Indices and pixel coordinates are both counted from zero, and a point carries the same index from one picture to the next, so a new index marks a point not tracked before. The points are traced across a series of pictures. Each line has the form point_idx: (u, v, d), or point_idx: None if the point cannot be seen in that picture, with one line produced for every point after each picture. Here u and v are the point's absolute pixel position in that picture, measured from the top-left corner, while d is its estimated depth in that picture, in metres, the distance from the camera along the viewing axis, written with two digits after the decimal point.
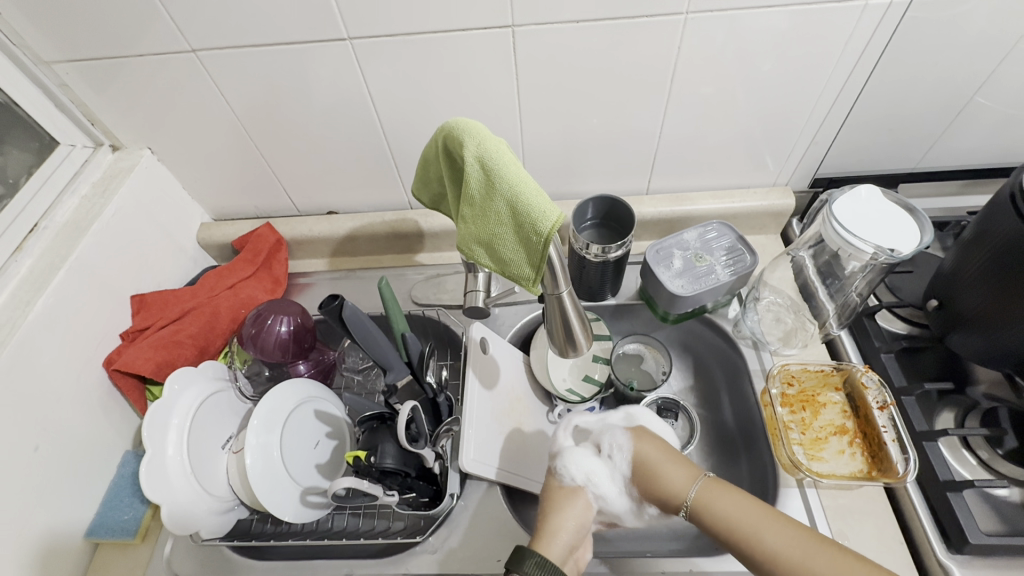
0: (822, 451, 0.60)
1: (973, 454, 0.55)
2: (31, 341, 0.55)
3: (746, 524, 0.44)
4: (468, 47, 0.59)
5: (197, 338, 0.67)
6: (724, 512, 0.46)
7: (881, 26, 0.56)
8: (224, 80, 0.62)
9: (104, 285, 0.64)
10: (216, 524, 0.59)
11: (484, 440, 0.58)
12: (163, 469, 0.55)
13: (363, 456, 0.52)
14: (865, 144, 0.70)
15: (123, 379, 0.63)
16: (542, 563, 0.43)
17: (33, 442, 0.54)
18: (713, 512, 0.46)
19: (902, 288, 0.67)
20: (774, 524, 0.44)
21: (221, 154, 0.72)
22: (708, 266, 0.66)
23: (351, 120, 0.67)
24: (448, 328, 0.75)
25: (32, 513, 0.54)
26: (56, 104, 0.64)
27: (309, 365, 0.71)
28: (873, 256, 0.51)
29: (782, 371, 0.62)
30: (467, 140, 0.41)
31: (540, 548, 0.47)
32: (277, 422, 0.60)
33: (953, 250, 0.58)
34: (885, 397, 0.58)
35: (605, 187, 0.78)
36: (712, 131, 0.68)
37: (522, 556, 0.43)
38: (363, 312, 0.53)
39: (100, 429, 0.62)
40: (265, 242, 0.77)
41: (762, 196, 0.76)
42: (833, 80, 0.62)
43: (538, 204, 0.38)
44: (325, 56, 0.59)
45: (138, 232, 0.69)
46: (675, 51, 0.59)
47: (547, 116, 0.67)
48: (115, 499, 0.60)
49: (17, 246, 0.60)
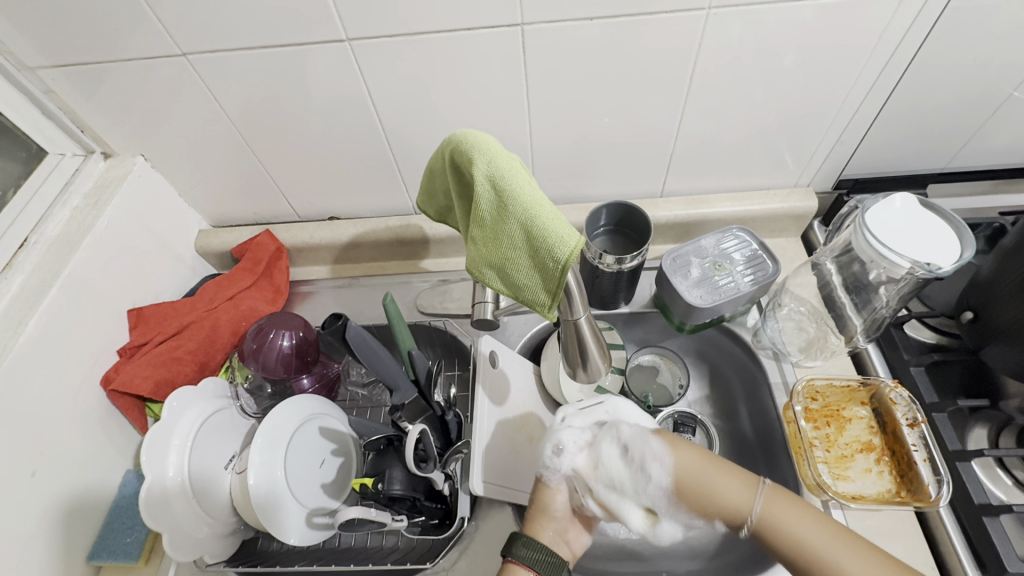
0: (847, 469, 0.57)
1: (1009, 474, 0.53)
2: (24, 362, 0.53)
3: (820, 547, 0.41)
4: (476, 48, 0.55)
5: (197, 354, 0.65)
6: (790, 529, 0.42)
7: (919, 19, 0.52)
8: (218, 83, 0.59)
9: (99, 300, 0.62)
10: (220, 546, 0.57)
11: (494, 462, 0.57)
12: (164, 495, 0.53)
13: (370, 483, 0.50)
14: (895, 142, 0.66)
15: (122, 398, 0.61)
16: (528, 542, 0.45)
17: (30, 467, 0.53)
18: (778, 531, 0.43)
19: (934, 296, 0.64)
20: (852, 550, 0.40)
21: (218, 160, 0.69)
22: (727, 275, 0.63)
23: (352, 122, 0.64)
24: (455, 339, 0.72)
25: (30, 540, 0.52)
26: (43, 111, 0.61)
27: (313, 379, 0.68)
28: (909, 270, 0.47)
29: (806, 386, 0.60)
30: (477, 157, 0.38)
31: (531, 532, 0.49)
32: (281, 441, 0.57)
33: (992, 258, 0.55)
34: (915, 415, 0.55)
35: (617, 191, 0.75)
36: (731, 131, 0.65)
37: (512, 537, 0.46)
38: (368, 331, 0.51)
39: (99, 451, 0.60)
40: (265, 250, 0.74)
41: (783, 198, 0.72)
42: (864, 77, 0.58)
43: (555, 228, 0.35)
44: (323, 58, 0.56)
45: (133, 242, 0.66)
46: (696, 48, 0.55)
47: (557, 117, 0.63)
48: (116, 522, 0.59)
49: (7, 261, 0.58)
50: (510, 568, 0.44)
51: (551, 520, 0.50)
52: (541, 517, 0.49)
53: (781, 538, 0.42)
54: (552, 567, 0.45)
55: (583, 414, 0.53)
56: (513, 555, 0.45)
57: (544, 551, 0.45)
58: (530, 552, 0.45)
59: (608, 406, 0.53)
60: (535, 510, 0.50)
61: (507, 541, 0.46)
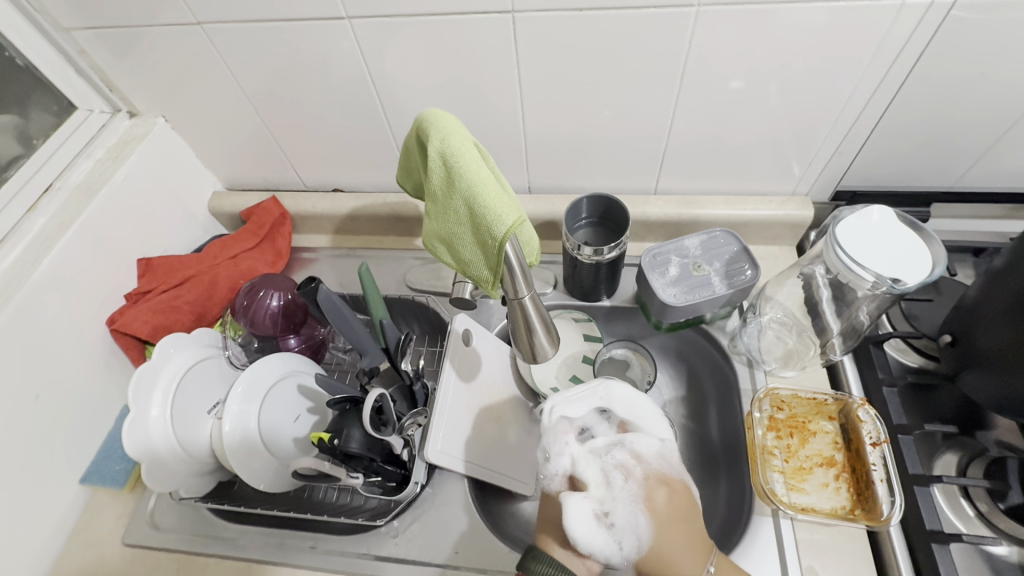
0: (804, 481, 0.57)
1: (972, 505, 0.52)
2: (37, 296, 0.58)
3: None
4: (469, 33, 0.57)
5: (195, 306, 0.69)
6: None
7: (919, 29, 0.50)
8: (230, 55, 0.63)
9: (110, 247, 0.67)
10: (195, 484, 0.61)
11: (455, 434, 0.58)
12: (146, 431, 0.57)
13: (327, 438, 0.53)
14: (898, 156, 0.64)
15: (122, 339, 0.66)
16: (546, 558, 0.42)
17: (34, 391, 0.58)
18: None
19: (920, 317, 0.62)
20: None
21: (230, 125, 0.73)
22: (705, 276, 0.63)
23: (353, 98, 0.67)
24: (437, 316, 0.74)
25: (29, 457, 0.58)
26: (75, 69, 0.66)
27: (300, 340, 0.72)
28: (874, 285, 0.46)
29: (770, 395, 0.59)
30: (433, 134, 0.40)
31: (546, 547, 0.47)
32: (258, 393, 0.62)
33: (979, 281, 0.53)
34: (879, 434, 0.53)
35: (611, 185, 0.75)
36: (725, 132, 0.64)
37: (526, 552, 0.44)
38: (338, 296, 0.53)
39: (100, 386, 0.65)
40: (269, 215, 0.78)
41: (778, 205, 0.71)
42: (863, 86, 0.57)
43: (495, 207, 0.37)
44: (324, 34, 0.59)
45: (148, 197, 0.71)
46: (687, 45, 0.55)
47: (549, 106, 0.64)
48: (109, 451, 0.64)
49: (32, 204, 0.63)
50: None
51: (565, 532, 0.48)
52: (553, 531, 0.48)
53: None
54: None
55: (574, 403, 0.54)
56: (526, 570, 0.42)
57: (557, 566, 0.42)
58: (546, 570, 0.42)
59: (602, 392, 0.55)
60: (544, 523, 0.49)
61: (521, 556, 0.44)
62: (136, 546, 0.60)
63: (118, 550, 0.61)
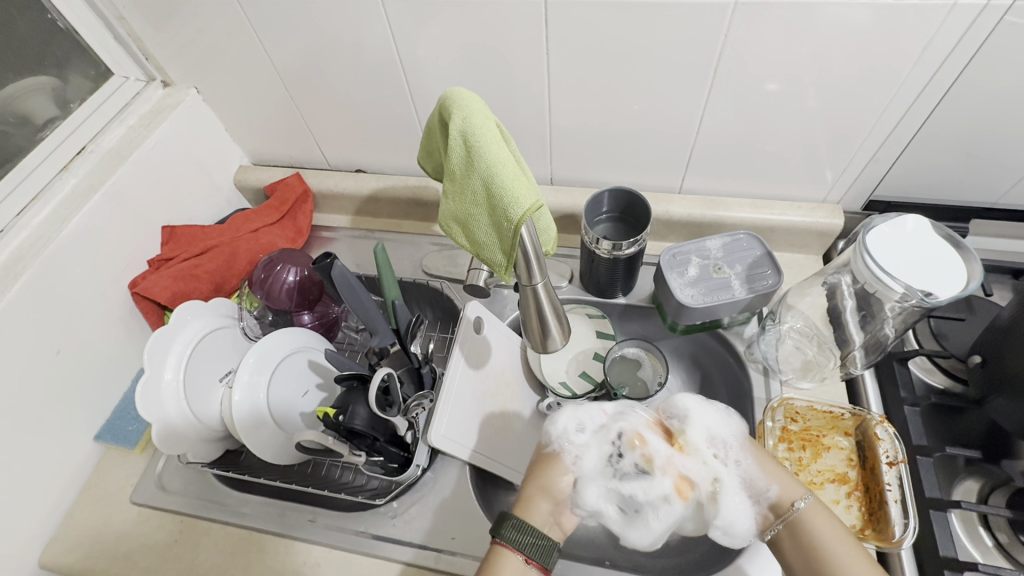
0: (813, 496, 0.55)
1: (990, 535, 0.49)
2: (65, 254, 0.60)
3: (844, 558, 0.41)
4: (499, 16, 0.56)
5: (214, 276, 0.70)
6: (828, 535, 0.43)
7: (971, 32, 0.48)
8: (261, 29, 0.63)
9: (137, 212, 0.68)
10: (202, 449, 0.62)
11: (459, 419, 0.58)
12: (159, 393, 0.58)
13: (332, 413, 0.54)
14: (939, 167, 0.61)
15: (143, 302, 0.67)
16: (520, 526, 0.42)
17: (56, 346, 0.60)
18: (813, 528, 0.43)
19: (950, 336, 0.59)
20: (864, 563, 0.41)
21: (259, 100, 0.74)
22: (725, 278, 0.61)
23: (380, 79, 0.66)
24: (450, 302, 0.74)
25: (49, 410, 0.59)
26: (114, 35, 0.68)
27: (313, 317, 0.73)
28: (903, 297, 0.45)
29: (785, 405, 0.58)
30: (455, 113, 0.39)
31: (519, 502, 0.46)
32: (269, 365, 0.63)
33: (1015, 302, 0.50)
34: (897, 454, 0.51)
35: (634, 181, 0.73)
36: (755, 132, 0.62)
37: (502, 518, 0.43)
38: (353, 273, 0.53)
39: (119, 347, 0.67)
40: (292, 191, 0.79)
41: (807, 211, 0.69)
42: (905, 91, 0.54)
43: (514, 189, 0.37)
44: (355, 12, 0.59)
45: (176, 165, 0.73)
46: (722, 40, 0.53)
47: (576, 96, 0.63)
48: (123, 411, 0.66)
49: (65, 165, 0.65)
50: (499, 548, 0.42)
51: (541, 485, 0.47)
52: (533, 485, 0.47)
53: (808, 534, 0.43)
54: (541, 547, 0.42)
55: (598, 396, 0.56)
56: (503, 538, 0.42)
57: (533, 535, 0.42)
58: (522, 537, 0.42)
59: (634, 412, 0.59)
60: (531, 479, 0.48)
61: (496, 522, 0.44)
62: (144, 505, 0.62)
63: (126, 508, 0.62)
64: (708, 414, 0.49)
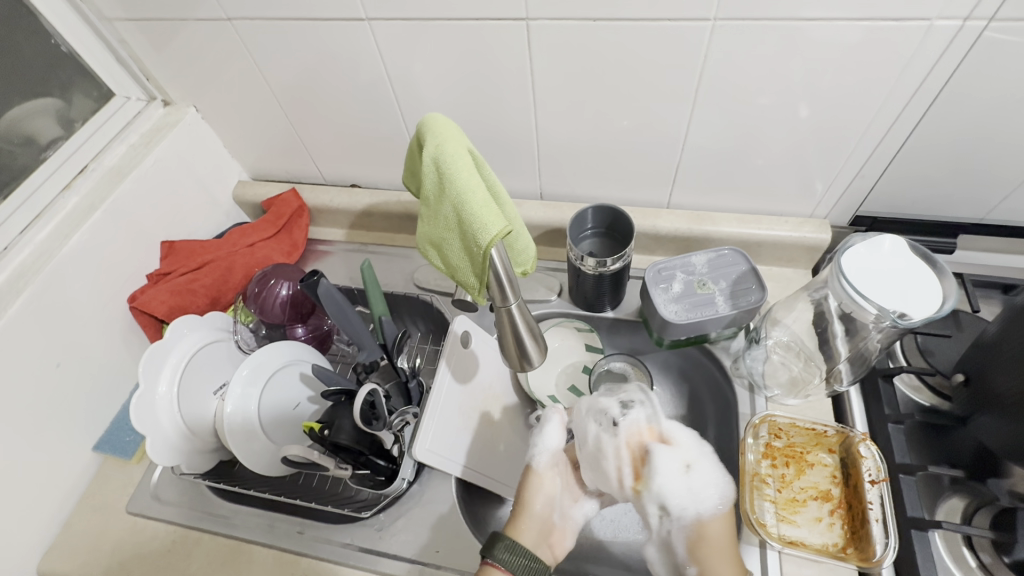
0: (796, 514, 0.55)
1: (974, 555, 0.49)
2: (66, 269, 0.62)
3: None
4: (484, 38, 0.57)
5: (210, 289, 0.72)
6: None
7: (950, 50, 0.48)
8: (257, 51, 0.65)
9: (137, 228, 0.70)
10: (196, 460, 0.63)
11: (445, 433, 0.58)
12: (153, 406, 0.60)
13: (318, 428, 0.55)
14: (925, 183, 0.61)
15: (141, 316, 0.69)
16: (512, 547, 0.46)
17: (56, 359, 0.62)
18: None
19: (936, 353, 0.59)
20: None
21: (256, 119, 0.76)
22: (709, 294, 0.61)
23: (371, 97, 0.68)
24: (440, 315, 0.75)
25: (48, 422, 0.61)
26: (116, 58, 0.70)
27: (306, 330, 0.74)
28: (876, 317, 0.45)
29: (767, 422, 0.58)
30: (429, 140, 0.40)
31: (512, 526, 0.50)
32: (261, 378, 0.64)
33: (1000, 320, 0.50)
34: (879, 472, 0.51)
35: (622, 196, 0.74)
36: (739, 149, 0.63)
37: (495, 539, 0.46)
38: (339, 290, 0.55)
39: (118, 359, 0.69)
40: (288, 206, 0.81)
41: (794, 226, 0.69)
42: (887, 108, 0.55)
43: (482, 213, 0.38)
44: (344, 35, 0.60)
45: (176, 182, 0.75)
46: (702, 59, 0.54)
47: (562, 113, 0.64)
48: (121, 422, 0.68)
49: (68, 182, 0.67)
50: (488, 570, 0.45)
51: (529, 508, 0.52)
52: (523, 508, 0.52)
53: None
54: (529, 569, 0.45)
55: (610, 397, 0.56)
56: (492, 558, 0.45)
57: (525, 557, 0.46)
58: (511, 556, 0.45)
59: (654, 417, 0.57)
60: (519, 501, 0.53)
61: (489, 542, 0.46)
62: (139, 514, 0.63)
63: (122, 517, 0.64)
64: (676, 488, 0.49)
